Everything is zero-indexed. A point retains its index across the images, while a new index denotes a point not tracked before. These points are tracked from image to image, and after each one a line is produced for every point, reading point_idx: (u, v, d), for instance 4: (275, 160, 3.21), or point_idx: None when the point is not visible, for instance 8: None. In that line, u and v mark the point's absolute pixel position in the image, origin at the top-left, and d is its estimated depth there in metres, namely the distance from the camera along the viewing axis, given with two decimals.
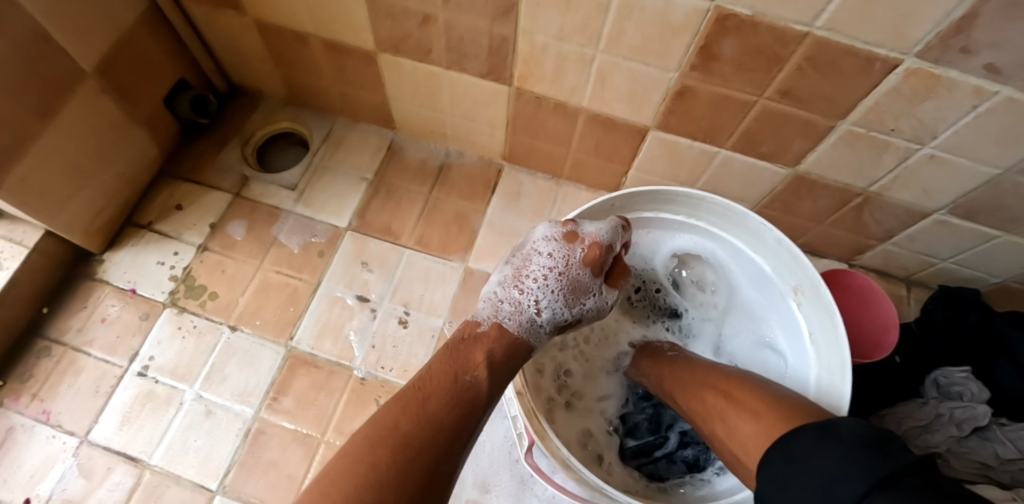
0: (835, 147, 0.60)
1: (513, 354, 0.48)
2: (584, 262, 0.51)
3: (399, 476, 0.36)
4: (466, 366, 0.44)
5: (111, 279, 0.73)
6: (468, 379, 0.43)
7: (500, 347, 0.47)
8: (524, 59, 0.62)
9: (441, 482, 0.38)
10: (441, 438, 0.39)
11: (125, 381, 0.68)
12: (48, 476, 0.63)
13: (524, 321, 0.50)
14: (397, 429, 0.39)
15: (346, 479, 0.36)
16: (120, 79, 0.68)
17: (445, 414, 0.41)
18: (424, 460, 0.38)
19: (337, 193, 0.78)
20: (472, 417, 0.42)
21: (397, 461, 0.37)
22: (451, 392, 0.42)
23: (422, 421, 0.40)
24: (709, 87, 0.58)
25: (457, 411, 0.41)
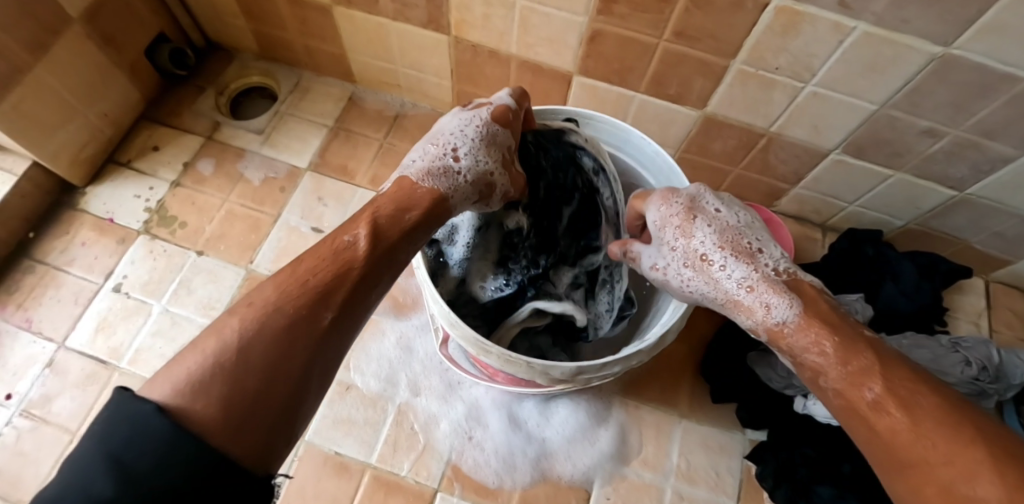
0: (731, 87, 0.68)
1: (409, 208, 0.44)
2: (493, 116, 0.49)
3: (257, 335, 0.34)
4: (345, 229, 0.41)
5: (92, 209, 0.81)
6: (348, 239, 0.40)
7: (390, 203, 0.44)
8: (456, 6, 0.69)
9: (303, 343, 0.35)
10: (304, 298, 0.37)
11: (100, 295, 0.75)
12: (28, 374, 0.71)
13: (440, 169, 0.46)
14: (258, 300, 0.36)
15: (204, 351, 0.33)
16: (104, 27, 0.76)
17: (312, 274, 0.38)
18: (286, 315, 0.35)
19: (299, 136, 0.86)
20: (349, 279, 0.39)
21: (254, 324, 0.34)
22: (322, 256, 0.39)
23: (289, 288, 0.37)
24: (614, 29, 0.65)
25: (326, 273, 0.38)
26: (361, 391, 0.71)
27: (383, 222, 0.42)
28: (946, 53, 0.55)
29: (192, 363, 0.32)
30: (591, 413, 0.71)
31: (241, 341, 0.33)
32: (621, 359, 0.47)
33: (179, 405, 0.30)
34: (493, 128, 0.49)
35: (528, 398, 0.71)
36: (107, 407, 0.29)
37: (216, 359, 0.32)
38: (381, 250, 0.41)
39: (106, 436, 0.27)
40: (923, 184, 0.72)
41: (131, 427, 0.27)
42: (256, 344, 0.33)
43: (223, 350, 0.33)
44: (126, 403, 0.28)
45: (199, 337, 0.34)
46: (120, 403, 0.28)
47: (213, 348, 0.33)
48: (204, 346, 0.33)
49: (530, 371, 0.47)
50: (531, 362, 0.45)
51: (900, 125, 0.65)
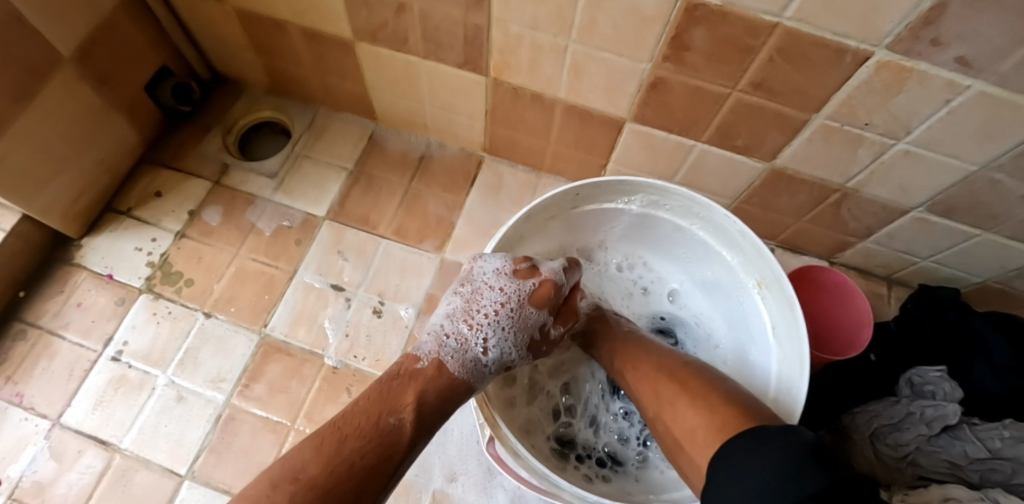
0: (809, 142, 0.60)
1: (449, 398, 0.45)
2: (532, 300, 0.49)
3: None
4: (394, 406, 0.42)
5: (89, 264, 0.73)
6: (394, 421, 0.41)
7: (433, 389, 0.44)
8: (499, 48, 0.61)
9: None
10: (350, 484, 0.37)
11: (99, 365, 0.68)
12: (19, 458, 0.63)
13: (468, 361, 0.47)
14: (300, 478, 0.37)
15: None
16: (101, 65, 0.68)
17: (359, 457, 0.39)
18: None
19: (316, 182, 0.78)
20: (391, 462, 0.40)
21: None
22: (369, 435, 0.40)
23: (336, 472, 0.37)
24: (682, 79, 0.57)
25: (372, 456, 0.39)
26: None
27: (424, 403, 0.43)
28: None
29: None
30: None
31: None
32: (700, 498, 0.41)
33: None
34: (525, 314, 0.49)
35: None
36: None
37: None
38: (423, 431, 0.43)
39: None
40: (1016, 246, 0.65)
41: None
42: None
43: None
44: None
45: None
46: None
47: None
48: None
49: None
50: None
51: (1002, 187, 0.58)
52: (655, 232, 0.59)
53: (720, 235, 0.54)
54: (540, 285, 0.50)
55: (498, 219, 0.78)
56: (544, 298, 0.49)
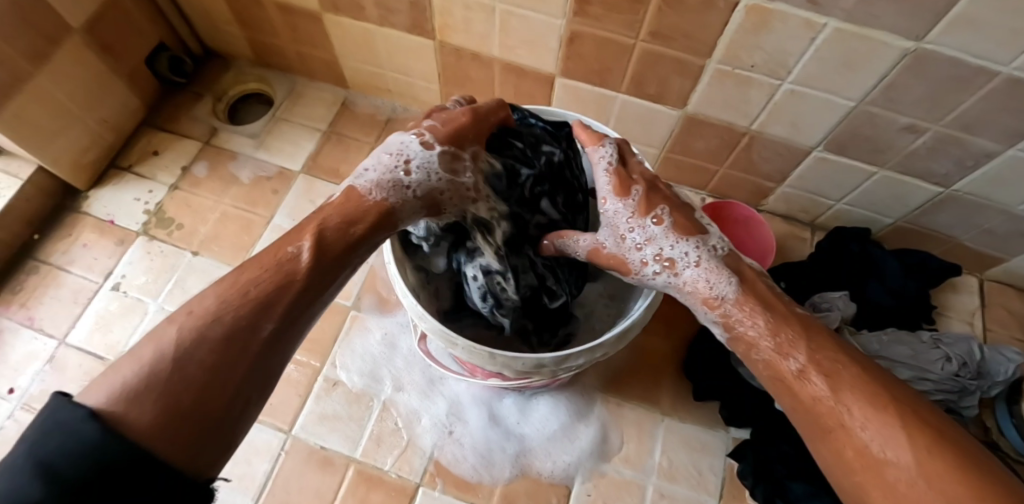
0: (711, 86, 0.68)
1: (356, 220, 0.42)
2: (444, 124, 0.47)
3: (199, 348, 0.33)
4: (291, 240, 0.40)
5: (94, 212, 0.84)
6: (293, 250, 0.39)
7: (338, 215, 0.41)
8: (439, 11, 0.71)
9: (245, 352, 0.34)
10: (247, 307, 0.36)
11: (99, 294, 0.78)
12: (29, 370, 0.74)
13: (387, 184, 0.43)
14: (199, 309, 0.35)
15: (139, 359, 0.32)
16: (104, 37, 0.80)
17: (258, 283, 0.37)
18: (222, 331, 0.34)
19: (293, 141, 0.88)
20: (293, 290, 0.38)
21: (192, 338, 0.33)
22: (269, 264, 0.38)
23: (231, 300, 0.36)
24: (591, 31, 0.66)
25: (271, 282, 0.37)
26: (346, 388, 0.72)
27: (330, 232, 0.41)
28: (919, 47, 0.55)
29: (131, 370, 0.31)
30: (572, 410, 0.72)
31: (179, 351, 0.33)
32: (584, 352, 0.48)
33: (112, 416, 0.29)
34: (427, 146, 0.45)
35: (507, 395, 0.72)
36: (43, 412, 0.28)
37: (149, 370, 0.32)
38: (329, 259, 0.40)
39: (35, 439, 0.27)
40: (908, 181, 0.72)
41: (64, 433, 0.27)
42: (196, 359, 0.33)
43: (156, 364, 0.32)
44: (57, 411, 0.28)
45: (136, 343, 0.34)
46: (52, 413, 0.28)
47: (140, 360, 0.32)
48: (138, 354, 0.32)
49: (495, 364, 0.49)
50: (492, 354, 0.48)
51: (880, 121, 0.65)
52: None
53: None
54: (457, 116, 0.48)
55: None
56: (456, 132, 0.47)
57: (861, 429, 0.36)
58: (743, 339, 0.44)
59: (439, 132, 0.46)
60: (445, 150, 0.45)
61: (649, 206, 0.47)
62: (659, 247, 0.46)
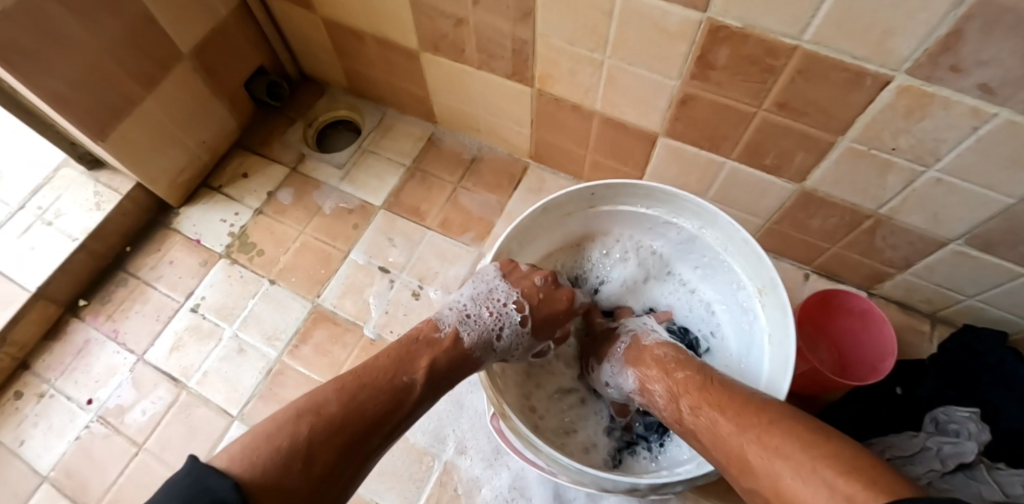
0: (838, 164, 0.61)
1: (457, 367, 0.49)
2: (547, 302, 0.54)
3: (322, 448, 0.38)
4: (404, 366, 0.46)
5: (183, 229, 0.86)
6: (405, 379, 0.45)
7: (444, 356, 0.48)
8: (542, 60, 0.68)
9: (355, 461, 0.40)
10: (363, 422, 0.41)
11: (180, 313, 0.79)
12: (108, 383, 0.76)
13: (483, 340, 0.51)
14: (325, 411, 0.40)
15: (267, 449, 0.36)
16: (209, 62, 0.83)
17: (374, 402, 0.42)
18: (344, 438, 0.39)
19: (377, 174, 0.87)
20: (398, 413, 0.43)
21: (318, 437, 0.38)
22: (385, 385, 0.44)
23: (352, 408, 0.41)
24: (708, 95, 0.61)
25: (385, 403, 0.43)
26: (408, 443, 0.69)
27: (434, 366, 0.47)
28: None
29: (263, 456, 0.35)
30: None
31: (308, 446, 0.37)
32: (682, 480, 0.48)
33: (248, 493, 0.33)
34: (521, 315, 0.52)
35: None
36: (181, 476, 0.31)
37: (278, 451, 0.36)
38: (429, 393, 0.46)
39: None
40: None
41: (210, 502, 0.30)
42: (320, 462, 0.37)
43: (284, 456, 0.36)
44: (202, 480, 0.31)
45: (265, 426, 0.38)
46: (193, 479, 0.31)
47: (276, 448, 0.36)
48: (273, 440, 0.36)
49: (584, 478, 0.47)
50: (583, 471, 0.46)
51: None
52: (666, 234, 0.60)
53: (727, 243, 0.55)
54: (559, 295, 0.55)
55: None
56: (547, 315, 0.54)
57: (772, 462, 0.36)
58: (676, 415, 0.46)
59: (538, 311, 0.54)
60: (539, 328, 0.54)
61: (630, 364, 0.53)
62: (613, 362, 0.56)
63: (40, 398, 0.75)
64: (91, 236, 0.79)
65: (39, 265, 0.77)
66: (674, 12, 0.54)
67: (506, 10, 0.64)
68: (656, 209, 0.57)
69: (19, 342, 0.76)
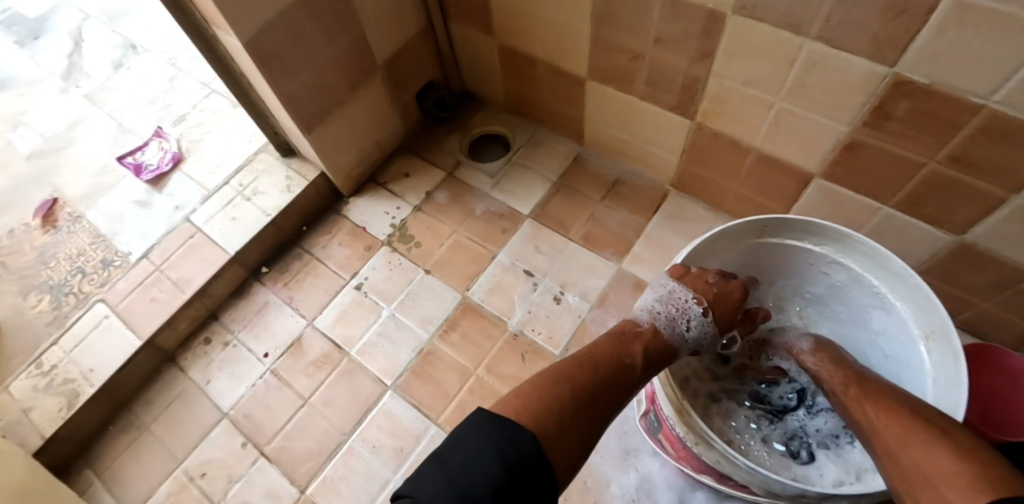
0: (1007, 220, 0.63)
1: (662, 354, 0.55)
2: (727, 296, 0.59)
3: (577, 405, 0.45)
4: (625, 351, 0.52)
5: (350, 217, 0.97)
6: (630, 358, 0.52)
7: (651, 343, 0.55)
8: (710, 98, 0.75)
9: (601, 421, 0.47)
10: (604, 390, 0.48)
11: (345, 289, 0.90)
12: (282, 341, 0.86)
13: (676, 332, 0.56)
14: (578, 376, 0.48)
15: (540, 400, 0.44)
16: (396, 74, 0.95)
17: (609, 375, 0.49)
18: (590, 400, 0.47)
19: (526, 186, 0.96)
20: (626, 387, 0.50)
21: (574, 395, 0.46)
22: (614, 364, 0.51)
23: (596, 378, 0.48)
24: (879, 143, 0.65)
25: (617, 377, 0.50)
26: None
27: (649, 353, 0.54)
28: None
29: (537, 404, 0.44)
30: None
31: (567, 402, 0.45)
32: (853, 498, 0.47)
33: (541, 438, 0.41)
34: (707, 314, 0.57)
35: (702, 488, 0.70)
36: (483, 422, 0.41)
37: (555, 406, 0.44)
38: (647, 375, 0.53)
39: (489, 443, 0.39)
40: None
41: (509, 440, 0.39)
42: (579, 415, 0.45)
43: (551, 407, 0.44)
44: (504, 424, 0.41)
45: (534, 385, 0.46)
46: (484, 425, 0.41)
47: (556, 402, 0.44)
48: (546, 394, 0.45)
49: (752, 478, 0.49)
50: (754, 470, 0.48)
51: None
52: (829, 276, 0.64)
53: (897, 285, 0.58)
54: (732, 289, 0.59)
55: (675, 245, 0.88)
56: (725, 309, 0.59)
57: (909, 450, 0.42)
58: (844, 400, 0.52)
59: (717, 306, 0.58)
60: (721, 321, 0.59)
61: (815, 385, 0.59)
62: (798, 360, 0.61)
63: (226, 347, 0.87)
64: (281, 213, 0.92)
65: (238, 232, 0.90)
66: (861, 65, 0.59)
67: (687, 50, 0.71)
68: (825, 248, 0.61)
69: (215, 296, 0.89)
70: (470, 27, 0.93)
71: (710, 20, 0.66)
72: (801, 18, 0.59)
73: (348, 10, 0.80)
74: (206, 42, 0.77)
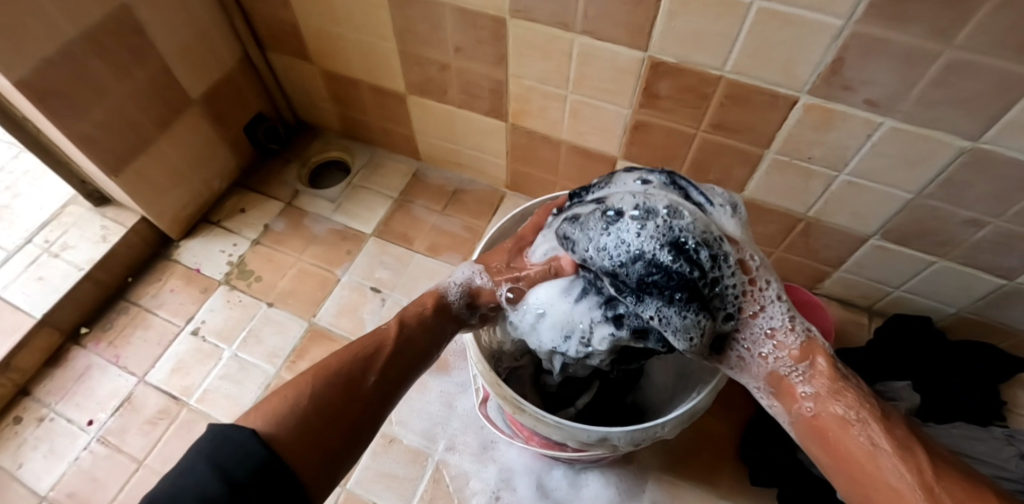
0: (769, 174, 0.73)
1: (435, 311, 0.52)
2: None
3: (325, 389, 0.42)
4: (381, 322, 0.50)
5: (183, 260, 0.91)
6: (383, 326, 0.49)
7: (418, 306, 0.52)
8: (516, 99, 0.80)
9: (358, 392, 0.43)
10: (358, 363, 0.45)
11: (181, 337, 0.84)
12: (109, 405, 0.79)
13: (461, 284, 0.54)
14: (322, 362, 0.44)
15: (276, 396, 0.41)
16: (216, 108, 0.92)
17: (362, 346, 0.46)
18: (343, 374, 0.43)
19: (368, 206, 0.96)
20: (386, 352, 0.47)
21: (315, 381, 0.42)
22: (368, 336, 0.47)
23: (344, 356, 0.45)
24: (657, 121, 0.73)
25: (372, 345, 0.46)
26: (404, 445, 0.74)
27: (409, 318, 0.51)
28: (976, 147, 0.57)
29: (271, 402, 0.40)
30: (622, 488, 0.71)
31: (312, 388, 0.41)
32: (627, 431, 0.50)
33: (265, 435, 0.38)
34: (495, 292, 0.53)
35: (557, 465, 0.73)
36: (208, 438, 0.36)
37: (292, 400, 0.40)
38: (415, 333, 0.50)
39: (205, 456, 0.35)
40: (972, 272, 0.71)
41: (234, 445, 0.36)
42: (325, 394, 0.42)
43: (292, 400, 0.40)
44: (222, 432, 0.36)
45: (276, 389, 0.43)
46: (218, 430, 0.36)
47: (287, 396, 0.41)
48: (281, 393, 0.41)
49: (561, 433, 0.52)
50: (560, 423, 0.51)
51: (939, 214, 0.66)
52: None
53: None
54: None
55: None
56: None
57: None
58: (822, 374, 0.44)
59: None
60: None
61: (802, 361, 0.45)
62: (781, 317, 0.45)
63: (41, 422, 0.78)
64: (98, 266, 0.84)
65: (45, 295, 0.82)
66: (623, 53, 0.66)
67: (484, 57, 0.75)
68: None
69: (23, 368, 0.79)
70: (289, 55, 0.93)
71: (494, 25, 0.70)
72: (565, 15, 0.65)
73: (142, 43, 0.77)
74: None
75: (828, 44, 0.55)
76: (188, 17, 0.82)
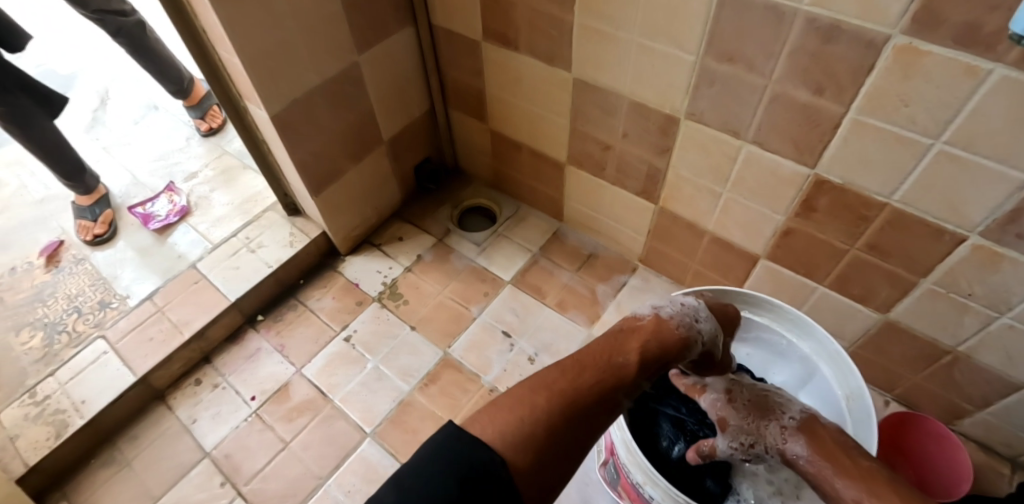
0: (919, 301, 0.73)
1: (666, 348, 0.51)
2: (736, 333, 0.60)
3: (559, 418, 0.42)
4: (617, 348, 0.48)
5: (345, 273, 1.05)
6: (621, 359, 0.47)
7: (653, 339, 0.50)
8: (669, 186, 0.87)
9: (584, 432, 0.43)
10: (592, 398, 0.44)
11: (334, 341, 0.96)
12: (270, 386, 0.91)
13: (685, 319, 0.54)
14: (555, 384, 0.43)
15: (513, 413, 0.41)
16: (398, 150, 1.08)
17: (597, 377, 0.45)
18: (576, 407, 0.43)
19: (508, 255, 1.06)
20: (617, 391, 0.45)
21: (550, 406, 0.42)
22: (602, 367, 0.46)
23: (579, 385, 0.44)
24: (809, 230, 0.76)
25: (604, 380, 0.45)
26: None
27: (644, 352, 0.49)
28: None
29: (505, 420, 0.41)
30: None
31: (548, 416, 0.41)
32: None
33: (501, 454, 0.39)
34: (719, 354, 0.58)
35: None
36: (428, 446, 0.39)
37: (527, 424, 0.40)
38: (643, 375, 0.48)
39: (449, 464, 0.37)
40: None
41: (464, 463, 0.37)
42: (560, 426, 0.41)
43: (530, 423, 0.41)
44: (454, 445, 0.39)
45: (505, 399, 0.43)
46: (449, 434, 0.40)
47: (527, 415, 0.41)
48: (518, 412, 0.41)
49: None
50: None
51: None
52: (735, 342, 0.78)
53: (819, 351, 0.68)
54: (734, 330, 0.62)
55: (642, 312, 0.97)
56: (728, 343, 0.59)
57: None
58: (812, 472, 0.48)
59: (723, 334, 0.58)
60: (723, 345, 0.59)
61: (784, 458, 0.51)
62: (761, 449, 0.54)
63: (214, 388, 0.92)
64: (282, 266, 1.00)
65: (239, 282, 0.98)
66: (788, 165, 0.72)
67: (649, 145, 0.84)
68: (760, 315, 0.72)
69: (210, 339, 0.95)
70: (466, 114, 1.07)
71: (666, 121, 0.79)
72: (736, 125, 0.72)
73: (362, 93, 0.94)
74: (236, 113, 0.89)
75: (1008, 194, 0.57)
76: (398, 75, 0.99)
